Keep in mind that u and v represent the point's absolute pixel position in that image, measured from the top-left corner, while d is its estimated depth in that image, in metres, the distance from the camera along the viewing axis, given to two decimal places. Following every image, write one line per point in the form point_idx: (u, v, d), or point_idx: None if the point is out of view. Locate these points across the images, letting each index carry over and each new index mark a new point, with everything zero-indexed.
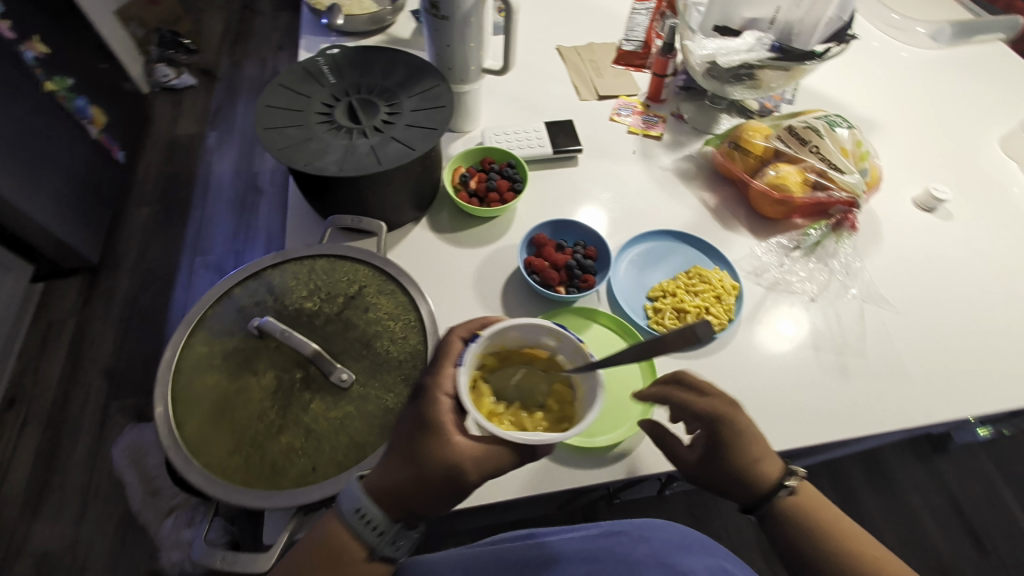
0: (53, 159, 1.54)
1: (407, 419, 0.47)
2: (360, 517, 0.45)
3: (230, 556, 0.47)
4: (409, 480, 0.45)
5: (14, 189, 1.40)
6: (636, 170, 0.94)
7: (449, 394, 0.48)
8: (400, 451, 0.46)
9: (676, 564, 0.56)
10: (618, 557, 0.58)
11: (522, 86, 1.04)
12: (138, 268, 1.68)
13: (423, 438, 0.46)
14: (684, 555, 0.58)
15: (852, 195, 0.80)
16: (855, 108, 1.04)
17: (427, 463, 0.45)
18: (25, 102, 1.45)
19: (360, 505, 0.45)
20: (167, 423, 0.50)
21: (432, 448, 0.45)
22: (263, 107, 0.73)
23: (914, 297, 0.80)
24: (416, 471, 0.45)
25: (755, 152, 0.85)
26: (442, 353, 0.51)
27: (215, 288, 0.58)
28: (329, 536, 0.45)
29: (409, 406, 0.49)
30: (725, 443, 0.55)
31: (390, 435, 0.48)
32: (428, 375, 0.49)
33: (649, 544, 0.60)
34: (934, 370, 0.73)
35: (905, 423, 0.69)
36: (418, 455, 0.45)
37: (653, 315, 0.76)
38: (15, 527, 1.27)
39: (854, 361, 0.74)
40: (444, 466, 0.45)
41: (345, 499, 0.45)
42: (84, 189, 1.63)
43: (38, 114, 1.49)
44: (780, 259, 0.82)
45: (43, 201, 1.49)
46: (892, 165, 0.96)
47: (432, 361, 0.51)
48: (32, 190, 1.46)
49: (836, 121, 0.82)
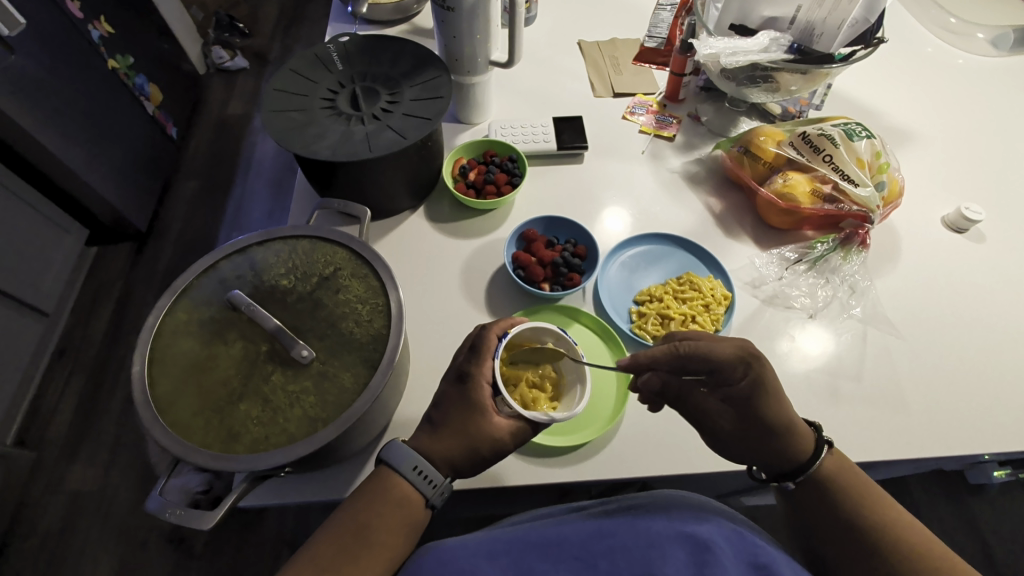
0: (112, 132, 1.65)
1: (454, 398, 0.59)
2: (419, 473, 0.55)
3: (179, 511, 0.49)
4: (461, 448, 0.56)
5: (74, 158, 1.51)
6: (644, 171, 0.92)
7: (487, 380, 0.59)
8: (450, 424, 0.57)
9: (698, 538, 0.52)
10: (635, 532, 0.54)
11: (537, 80, 1.03)
12: (181, 239, 1.78)
13: (469, 414, 0.57)
14: (704, 525, 0.55)
15: (866, 210, 0.76)
16: (891, 119, 0.97)
17: (475, 435, 0.56)
18: (91, 78, 1.56)
19: (416, 463, 0.56)
20: (141, 380, 0.53)
21: (479, 424, 0.57)
22: (271, 90, 0.75)
23: (925, 323, 0.75)
24: (466, 441, 0.56)
25: (767, 158, 0.81)
26: (480, 346, 0.61)
27: (202, 260, 0.61)
28: (392, 488, 0.55)
29: (452, 386, 0.60)
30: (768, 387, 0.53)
31: (434, 410, 0.59)
32: (469, 363, 0.60)
33: (665, 516, 0.56)
34: (938, 402, 0.68)
35: (899, 455, 0.65)
36: (469, 429, 0.56)
37: (638, 319, 0.75)
38: (55, 466, 1.39)
39: (847, 385, 0.70)
40: (491, 440, 0.57)
41: (399, 459, 0.56)
42: (138, 161, 1.75)
43: (101, 90, 1.60)
44: (779, 272, 0.79)
45: (101, 170, 1.60)
46: (920, 181, 0.90)
47: (471, 351, 0.61)
48: (91, 159, 1.57)
49: (854, 130, 0.77)
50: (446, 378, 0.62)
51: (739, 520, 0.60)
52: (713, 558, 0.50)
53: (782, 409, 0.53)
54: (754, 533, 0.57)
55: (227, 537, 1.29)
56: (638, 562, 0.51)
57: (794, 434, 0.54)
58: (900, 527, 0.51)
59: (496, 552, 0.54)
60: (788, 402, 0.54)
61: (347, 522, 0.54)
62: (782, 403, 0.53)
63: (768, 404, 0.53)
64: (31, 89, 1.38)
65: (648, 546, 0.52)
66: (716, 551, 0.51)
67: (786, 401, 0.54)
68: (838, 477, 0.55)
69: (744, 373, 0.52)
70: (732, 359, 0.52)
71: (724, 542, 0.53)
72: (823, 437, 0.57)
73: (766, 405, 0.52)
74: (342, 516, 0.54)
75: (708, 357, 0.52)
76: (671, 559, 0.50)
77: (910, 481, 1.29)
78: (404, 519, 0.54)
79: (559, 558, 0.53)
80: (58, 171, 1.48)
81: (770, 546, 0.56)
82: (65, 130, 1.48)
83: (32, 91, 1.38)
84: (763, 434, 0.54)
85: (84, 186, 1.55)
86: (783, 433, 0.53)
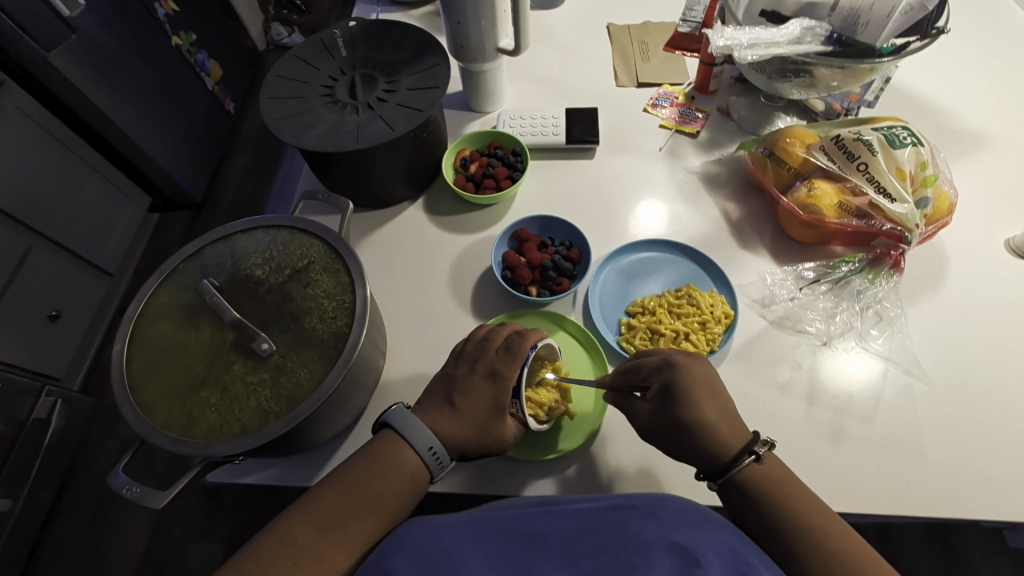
0: (180, 104, 1.62)
1: (481, 394, 0.57)
2: (433, 454, 0.54)
3: (137, 489, 0.52)
4: (473, 440, 0.56)
5: (144, 133, 1.48)
6: (659, 170, 0.85)
7: (512, 384, 0.58)
8: (473, 415, 0.56)
9: (687, 549, 0.42)
10: (622, 535, 0.44)
11: (558, 69, 0.97)
12: (233, 209, 1.74)
13: (488, 412, 0.57)
14: (695, 535, 0.44)
15: (902, 229, 0.67)
16: (960, 121, 0.85)
17: (489, 428, 0.56)
18: (162, 51, 1.53)
19: (433, 445, 0.55)
20: (119, 359, 0.55)
21: (494, 423, 0.57)
22: (273, 76, 0.75)
23: (960, 363, 0.65)
24: (479, 436, 0.56)
25: (793, 163, 0.73)
26: (516, 349, 0.58)
27: (190, 244, 0.63)
28: (403, 461, 0.54)
29: (480, 382, 0.58)
30: (682, 389, 0.53)
31: (456, 394, 0.58)
32: (500, 363, 0.58)
33: (658, 522, 0.45)
34: (962, 456, 0.60)
35: (909, 511, 0.57)
36: (485, 426, 0.56)
37: (626, 332, 0.70)
38: (103, 431, 1.38)
39: (854, 426, 0.62)
40: (501, 439, 0.57)
41: (418, 439, 0.55)
42: (202, 134, 1.72)
43: (166, 62, 1.55)
44: (793, 292, 0.71)
45: (166, 139, 1.57)
46: (980, 195, 0.78)
47: (505, 353, 0.58)
48: (158, 129, 1.54)
49: (896, 136, 0.67)
50: (473, 366, 0.59)
51: (745, 543, 0.46)
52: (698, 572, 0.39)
53: (699, 410, 0.53)
54: (757, 557, 0.45)
55: (247, 497, 1.28)
56: (623, 566, 0.41)
57: (714, 435, 0.52)
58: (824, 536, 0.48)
59: (484, 535, 0.46)
60: (712, 404, 0.54)
61: (355, 488, 0.52)
62: (698, 404, 0.53)
63: (684, 404, 0.53)
64: (107, 65, 1.35)
65: (634, 550, 0.42)
66: (704, 563, 0.40)
67: (710, 403, 0.54)
68: (763, 481, 0.51)
69: (661, 372, 0.55)
70: (651, 363, 0.57)
71: (715, 558, 0.42)
72: (755, 444, 0.53)
73: (679, 404, 0.53)
74: (352, 481, 0.52)
75: (634, 367, 0.58)
76: (656, 565, 0.40)
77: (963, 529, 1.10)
78: (410, 493, 0.54)
79: (542, 552, 0.44)
80: (123, 143, 1.45)
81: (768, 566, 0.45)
82: (134, 102, 1.45)
83: (112, 66, 1.36)
84: (677, 433, 0.53)
85: (144, 157, 1.51)
86: (700, 432, 0.52)
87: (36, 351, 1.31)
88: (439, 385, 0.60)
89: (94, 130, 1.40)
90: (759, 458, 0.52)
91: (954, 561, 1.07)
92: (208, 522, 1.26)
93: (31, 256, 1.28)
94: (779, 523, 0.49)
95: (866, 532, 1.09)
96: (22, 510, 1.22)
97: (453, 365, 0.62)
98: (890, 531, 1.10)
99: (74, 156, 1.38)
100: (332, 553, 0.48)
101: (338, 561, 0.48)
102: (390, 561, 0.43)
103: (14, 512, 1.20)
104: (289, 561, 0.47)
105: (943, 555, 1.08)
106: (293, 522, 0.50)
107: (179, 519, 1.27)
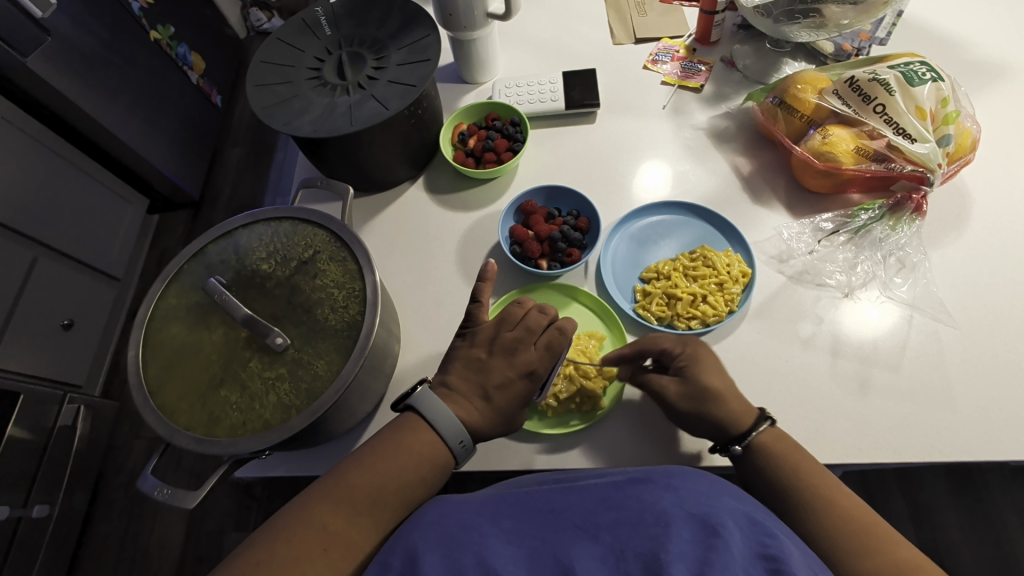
0: (166, 100, 1.57)
1: (517, 393, 0.56)
2: (462, 446, 0.54)
3: (168, 490, 0.52)
4: (498, 430, 0.56)
5: (133, 134, 1.45)
6: (664, 129, 0.82)
7: (542, 381, 0.58)
8: (505, 410, 0.56)
9: (707, 520, 0.41)
10: (641, 506, 0.43)
11: (553, 31, 0.93)
12: (231, 204, 1.71)
13: (520, 404, 0.57)
14: (714, 504, 0.43)
15: (923, 169, 0.65)
16: (978, 51, 0.81)
17: (513, 423, 0.57)
18: (141, 47, 1.47)
19: (463, 438, 0.54)
20: (134, 364, 0.55)
21: (519, 413, 0.57)
22: (258, 63, 0.73)
23: (986, 304, 0.64)
24: (504, 426, 0.56)
25: (805, 111, 0.70)
26: (556, 350, 0.57)
27: (191, 243, 0.61)
28: (429, 448, 0.53)
29: (516, 378, 0.56)
30: (698, 359, 0.57)
31: (493, 387, 0.55)
32: (538, 362, 0.57)
33: (677, 492, 0.45)
34: (993, 398, 0.59)
35: (941, 457, 0.57)
36: (512, 417, 0.56)
37: (642, 299, 0.69)
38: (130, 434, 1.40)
39: (880, 375, 0.61)
40: (519, 424, 0.59)
41: (448, 431, 0.53)
42: (191, 131, 1.68)
43: (147, 59, 1.49)
44: (811, 245, 0.70)
45: (157, 138, 1.54)
46: (1001, 127, 0.74)
47: (547, 355, 0.57)
48: (148, 129, 1.50)
49: (914, 72, 0.65)
50: (511, 362, 0.56)
51: (769, 520, 0.45)
52: (719, 546, 0.38)
53: (716, 378, 0.56)
54: (780, 529, 0.44)
55: (275, 484, 1.29)
56: (641, 539, 0.40)
57: (730, 402, 0.55)
58: (827, 497, 0.50)
59: (501, 513, 0.46)
60: (724, 377, 0.57)
61: (385, 472, 0.51)
62: (716, 372, 0.56)
63: (705, 373, 0.56)
64: (88, 67, 1.31)
65: (652, 521, 0.41)
66: (724, 535, 0.39)
67: (722, 373, 0.57)
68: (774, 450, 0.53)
69: (681, 349, 0.58)
70: (670, 339, 0.59)
71: (736, 529, 0.41)
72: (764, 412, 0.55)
73: (701, 371, 0.56)
74: (382, 466, 0.51)
75: (651, 341, 0.59)
76: (674, 537, 0.39)
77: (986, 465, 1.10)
78: (435, 479, 0.53)
79: (560, 527, 0.43)
80: (113, 146, 1.41)
81: (796, 544, 0.43)
82: (120, 103, 1.40)
83: (92, 68, 1.32)
84: (700, 402, 0.55)
85: (137, 159, 1.48)
86: (717, 400, 0.54)
87: (51, 361, 1.30)
88: (469, 374, 0.57)
89: (84, 135, 1.36)
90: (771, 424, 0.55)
91: (974, 495, 1.08)
92: (241, 512, 1.29)
93: (37, 267, 1.27)
94: (793, 488, 0.51)
95: (885, 476, 1.10)
96: (62, 513, 1.25)
97: (486, 352, 0.58)
98: (912, 474, 1.10)
99: (67, 163, 1.35)
100: (358, 536, 0.48)
101: (364, 544, 0.48)
102: (410, 539, 0.44)
103: (54, 516, 1.23)
104: (318, 546, 0.46)
105: (964, 491, 1.08)
106: (319, 506, 0.49)
107: (212, 511, 1.30)
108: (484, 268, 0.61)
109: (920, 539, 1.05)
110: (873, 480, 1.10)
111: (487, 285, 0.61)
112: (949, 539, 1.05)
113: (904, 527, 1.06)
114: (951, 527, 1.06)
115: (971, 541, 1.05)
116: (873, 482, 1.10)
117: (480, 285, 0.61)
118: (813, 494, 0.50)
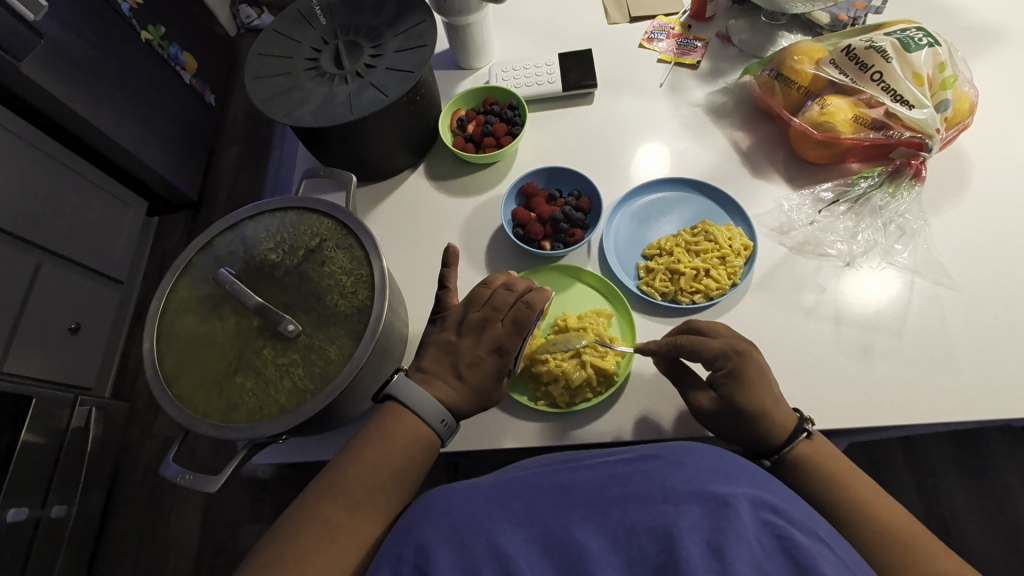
0: (160, 101, 1.56)
1: (489, 369, 0.57)
2: (445, 425, 0.55)
3: (190, 476, 0.54)
4: (478, 406, 0.57)
5: (129, 137, 1.44)
6: (661, 107, 0.82)
7: (515, 354, 0.57)
8: (480, 387, 0.56)
9: (716, 492, 0.42)
10: (649, 481, 0.44)
11: (547, 14, 0.93)
12: (230, 203, 1.71)
13: (495, 379, 0.57)
14: (722, 477, 0.43)
15: (921, 135, 0.65)
16: (973, 16, 0.81)
17: (493, 397, 0.57)
18: (132, 47, 1.46)
19: (444, 417, 0.55)
20: (150, 356, 0.56)
21: (495, 387, 0.57)
22: (255, 55, 0.73)
23: (987, 267, 0.64)
24: (484, 402, 0.57)
25: (802, 82, 0.71)
26: (522, 323, 0.56)
27: (199, 237, 0.62)
28: (416, 433, 0.54)
29: (486, 355, 0.57)
30: (745, 376, 0.54)
31: (464, 366, 0.56)
32: (506, 338, 0.56)
33: (683, 465, 0.45)
34: (995, 361, 0.59)
35: (945, 418, 0.58)
36: (487, 390, 0.57)
37: (645, 276, 0.70)
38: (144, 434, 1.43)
39: (883, 340, 0.62)
40: (499, 400, 0.59)
41: (429, 413, 0.54)
42: (187, 131, 1.67)
43: (139, 60, 1.48)
44: (811, 216, 0.70)
45: (153, 139, 1.53)
46: (999, 92, 0.74)
47: (514, 329, 0.56)
48: (144, 131, 1.50)
49: (911, 38, 0.65)
50: (479, 340, 0.57)
51: (772, 483, 0.45)
52: (729, 515, 0.40)
53: (758, 398, 0.54)
54: (783, 493, 0.45)
55: (288, 477, 1.31)
56: (651, 515, 0.41)
57: (768, 420, 0.54)
58: (831, 473, 0.53)
59: (510, 493, 0.46)
60: (770, 391, 0.54)
61: (381, 463, 0.52)
62: (761, 391, 0.54)
63: (745, 391, 0.54)
64: (81, 69, 1.30)
65: (661, 498, 0.42)
66: (734, 504, 0.40)
67: (768, 391, 0.54)
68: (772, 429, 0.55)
69: (725, 361, 0.55)
70: (714, 347, 0.56)
71: (744, 495, 0.41)
72: (805, 422, 0.55)
73: (741, 391, 0.54)
74: (373, 457, 0.52)
75: (693, 347, 0.57)
76: (685, 513, 0.40)
77: (988, 428, 1.11)
78: (426, 460, 0.54)
79: (569, 504, 0.44)
80: (110, 148, 1.41)
81: (799, 505, 0.44)
82: (115, 105, 1.40)
83: (85, 71, 1.32)
84: (736, 419, 0.54)
85: (135, 161, 1.48)
86: (757, 419, 0.53)
87: (60, 366, 1.31)
88: (442, 356, 0.58)
89: (81, 139, 1.36)
90: (810, 434, 0.55)
91: (977, 459, 1.09)
92: (255, 506, 1.31)
93: (42, 272, 1.27)
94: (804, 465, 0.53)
95: (889, 445, 1.12)
96: (79, 513, 1.27)
97: (456, 334, 0.59)
98: (916, 441, 1.11)
99: (65, 168, 1.35)
100: (365, 525, 0.50)
101: (370, 532, 0.50)
102: (420, 533, 0.43)
103: (72, 517, 1.25)
104: (327, 540, 0.48)
105: (967, 455, 1.10)
106: (324, 503, 0.50)
107: (227, 505, 1.32)
108: (446, 252, 0.60)
109: (924, 504, 1.07)
110: (877, 450, 1.11)
111: (452, 269, 0.61)
112: (953, 503, 1.07)
113: (908, 494, 1.07)
114: (954, 491, 1.08)
115: (974, 504, 1.07)
116: (877, 452, 1.11)
117: (445, 270, 0.61)
118: (820, 471, 0.53)
